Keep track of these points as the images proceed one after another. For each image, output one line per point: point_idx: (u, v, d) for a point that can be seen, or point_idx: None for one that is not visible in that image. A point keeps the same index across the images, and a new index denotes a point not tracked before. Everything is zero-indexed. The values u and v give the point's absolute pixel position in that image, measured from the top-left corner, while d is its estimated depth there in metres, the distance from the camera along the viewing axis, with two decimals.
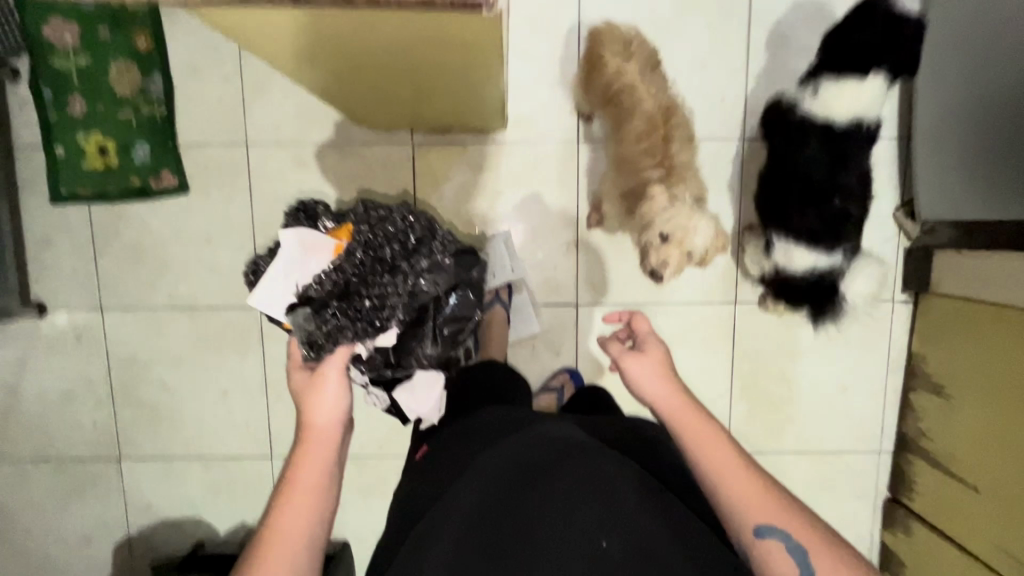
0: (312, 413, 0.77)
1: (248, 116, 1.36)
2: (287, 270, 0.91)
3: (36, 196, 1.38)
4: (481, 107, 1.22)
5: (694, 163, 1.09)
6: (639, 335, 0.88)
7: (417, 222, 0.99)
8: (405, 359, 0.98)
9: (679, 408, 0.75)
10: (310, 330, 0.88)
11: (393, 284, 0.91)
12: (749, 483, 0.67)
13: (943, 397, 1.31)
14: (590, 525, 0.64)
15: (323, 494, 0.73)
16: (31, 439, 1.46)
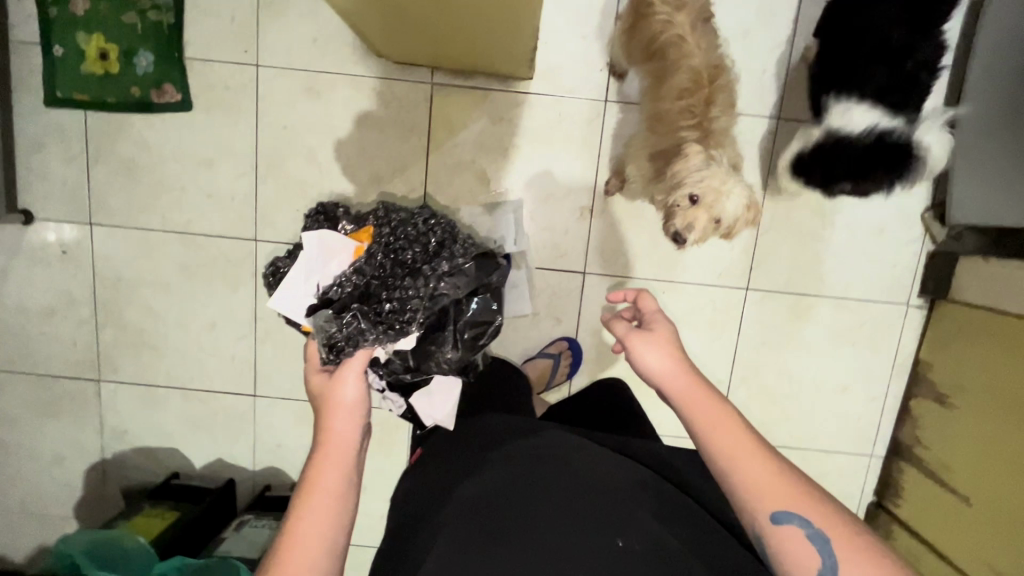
0: (332, 418, 0.72)
1: (261, 33, 1.28)
2: (307, 271, 0.83)
3: (29, 96, 1.31)
4: (508, 49, 1.15)
5: (732, 130, 1.08)
6: (646, 314, 0.75)
7: (439, 224, 0.90)
8: (426, 364, 0.89)
9: (686, 389, 0.68)
10: (330, 333, 0.79)
11: (415, 288, 0.82)
12: (767, 473, 0.61)
13: (946, 407, 1.29)
14: (604, 525, 0.65)
15: (343, 499, 0.67)
16: (8, 350, 1.41)
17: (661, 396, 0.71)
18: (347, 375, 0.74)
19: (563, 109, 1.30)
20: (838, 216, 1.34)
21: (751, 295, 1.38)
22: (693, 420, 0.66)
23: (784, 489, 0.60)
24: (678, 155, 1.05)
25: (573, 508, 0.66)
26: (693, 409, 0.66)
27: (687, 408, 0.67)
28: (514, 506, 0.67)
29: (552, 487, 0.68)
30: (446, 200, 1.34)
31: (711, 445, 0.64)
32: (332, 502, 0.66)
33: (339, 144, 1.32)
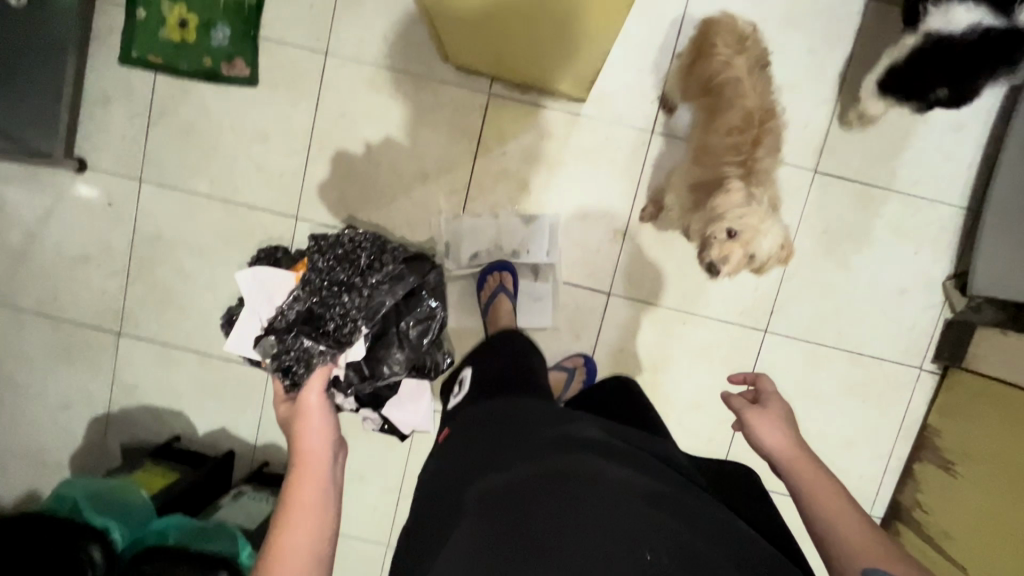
0: (302, 441, 0.86)
1: (336, 24, 1.34)
2: (254, 306, 1.20)
3: (106, 52, 1.36)
4: (569, 71, 1.19)
5: (774, 172, 1.13)
6: (763, 393, 0.88)
7: (365, 239, 1.20)
8: (379, 369, 1.17)
9: (794, 457, 0.77)
10: (282, 358, 1.12)
11: (350, 303, 1.15)
12: (858, 529, 0.66)
13: (951, 474, 1.29)
14: (628, 539, 0.57)
15: (326, 513, 0.74)
16: (37, 290, 1.43)
17: (773, 467, 0.79)
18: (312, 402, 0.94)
19: (610, 134, 1.35)
20: (862, 272, 1.38)
21: (769, 337, 1.40)
22: (795, 484, 0.74)
23: (875, 551, 0.63)
24: (720, 188, 1.09)
25: (598, 521, 0.59)
26: (803, 472, 0.74)
27: (795, 474, 0.75)
28: (535, 513, 0.60)
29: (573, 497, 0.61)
30: (486, 205, 1.39)
31: (811, 504, 0.71)
32: (316, 520, 0.72)
33: (392, 137, 1.37)
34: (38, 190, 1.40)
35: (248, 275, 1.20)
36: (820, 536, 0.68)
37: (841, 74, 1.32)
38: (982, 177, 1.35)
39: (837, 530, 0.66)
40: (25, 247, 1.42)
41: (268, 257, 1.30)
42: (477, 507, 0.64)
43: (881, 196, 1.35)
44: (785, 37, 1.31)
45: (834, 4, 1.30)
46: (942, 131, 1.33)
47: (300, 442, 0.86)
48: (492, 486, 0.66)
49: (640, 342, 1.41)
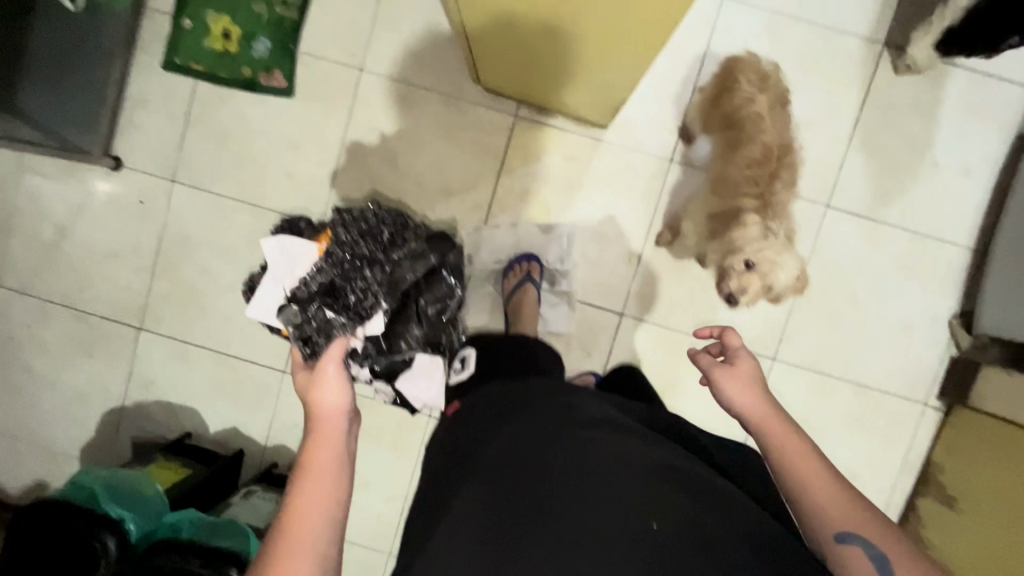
0: (317, 410, 0.71)
1: (373, 43, 1.40)
2: (275, 276, 0.98)
3: (149, 57, 1.42)
4: (594, 102, 1.26)
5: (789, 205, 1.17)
6: (729, 349, 0.81)
7: (387, 217, 1.09)
8: (398, 343, 1.08)
9: (765, 418, 0.73)
10: (301, 329, 0.91)
11: (373, 277, 0.98)
12: (837, 499, 0.64)
13: (953, 510, 1.30)
14: (635, 508, 0.62)
15: (339, 473, 0.65)
16: (64, 282, 1.46)
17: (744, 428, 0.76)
18: (329, 373, 0.74)
19: (630, 160, 1.40)
20: (870, 306, 1.41)
21: (777, 365, 1.43)
22: (768, 445, 0.71)
23: (852, 518, 0.62)
24: (736, 219, 1.13)
25: (609, 490, 0.63)
26: (774, 436, 0.71)
27: (767, 435, 0.72)
28: (548, 480, 0.65)
29: (585, 465, 0.66)
30: (506, 221, 1.43)
31: (781, 467, 0.69)
32: (333, 483, 0.64)
33: (419, 151, 1.42)
34: (73, 185, 1.44)
35: (272, 241, 0.98)
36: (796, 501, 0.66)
37: (855, 115, 1.37)
38: (990, 220, 1.39)
39: (814, 499, 0.65)
40: (56, 239, 1.46)
41: (287, 226, 1.17)
42: (491, 472, 0.69)
43: (890, 233, 1.39)
44: (803, 77, 1.36)
45: (851, 49, 1.36)
46: (951, 173, 1.38)
47: (312, 411, 0.72)
48: (506, 452, 0.71)
49: (650, 363, 1.44)
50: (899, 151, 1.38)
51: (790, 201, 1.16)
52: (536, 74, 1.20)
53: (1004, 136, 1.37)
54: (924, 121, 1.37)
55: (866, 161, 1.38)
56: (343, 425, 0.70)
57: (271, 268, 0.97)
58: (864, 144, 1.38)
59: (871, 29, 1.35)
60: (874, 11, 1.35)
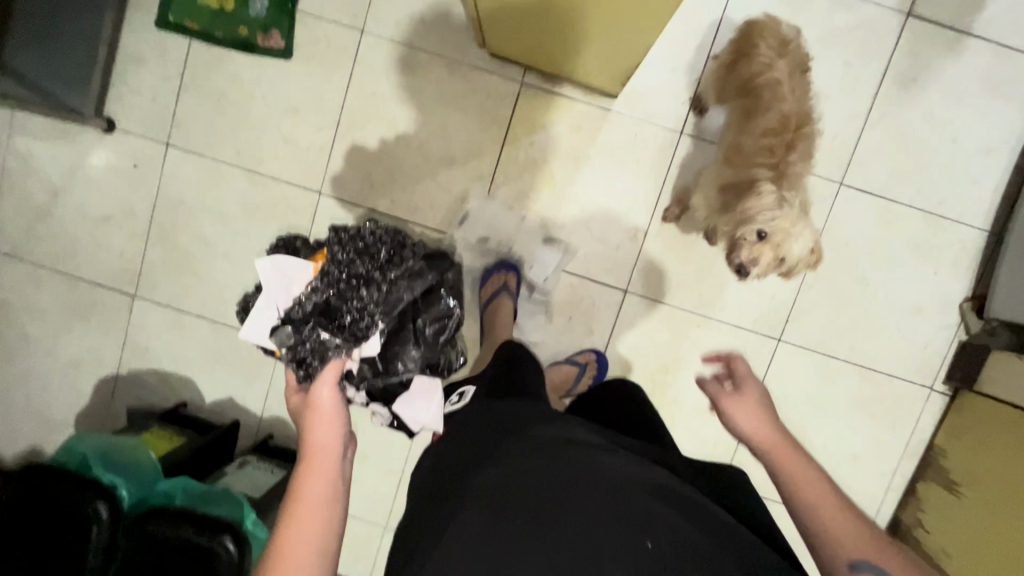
0: (311, 433, 0.70)
1: (375, 3, 1.35)
2: (266, 299, 0.85)
3: (142, 14, 1.37)
4: (602, 71, 1.22)
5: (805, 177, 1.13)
6: (737, 377, 0.88)
7: (385, 233, 0.96)
8: (394, 365, 0.95)
9: (773, 440, 0.76)
10: (295, 350, 0.83)
11: (370, 297, 0.88)
12: (844, 520, 0.63)
13: (955, 494, 1.28)
14: (630, 525, 0.60)
15: (332, 505, 0.63)
16: (57, 246, 1.43)
17: (751, 451, 0.78)
18: (324, 400, 0.74)
19: (639, 132, 1.35)
20: (880, 288, 1.38)
21: (782, 346, 1.40)
22: (767, 462, 0.74)
23: (861, 540, 0.61)
24: (750, 191, 1.10)
25: (605, 508, 0.61)
26: (776, 452, 0.74)
27: (768, 455, 0.75)
28: (540, 496, 0.62)
29: (578, 484, 0.63)
30: (511, 194, 1.39)
31: (785, 484, 0.70)
32: (322, 513, 0.62)
33: (421, 119, 1.37)
34: (65, 147, 1.40)
35: (266, 261, 0.86)
36: (803, 524, 0.65)
37: (875, 90, 1.32)
38: (1008, 202, 1.35)
39: (822, 519, 0.64)
40: (48, 202, 1.42)
41: (287, 245, 1.03)
42: (477, 487, 0.64)
43: (904, 214, 1.36)
44: (822, 48, 1.31)
45: (873, 20, 1.30)
46: (970, 153, 1.34)
47: (308, 432, 0.70)
48: (494, 468, 0.66)
49: (653, 341, 1.41)
50: (917, 128, 1.33)
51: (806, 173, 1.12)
52: (543, 40, 1.15)
53: None
54: (944, 97, 1.32)
55: (883, 139, 1.34)
56: (336, 451, 0.68)
57: (262, 292, 0.85)
58: (881, 121, 1.33)
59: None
60: None
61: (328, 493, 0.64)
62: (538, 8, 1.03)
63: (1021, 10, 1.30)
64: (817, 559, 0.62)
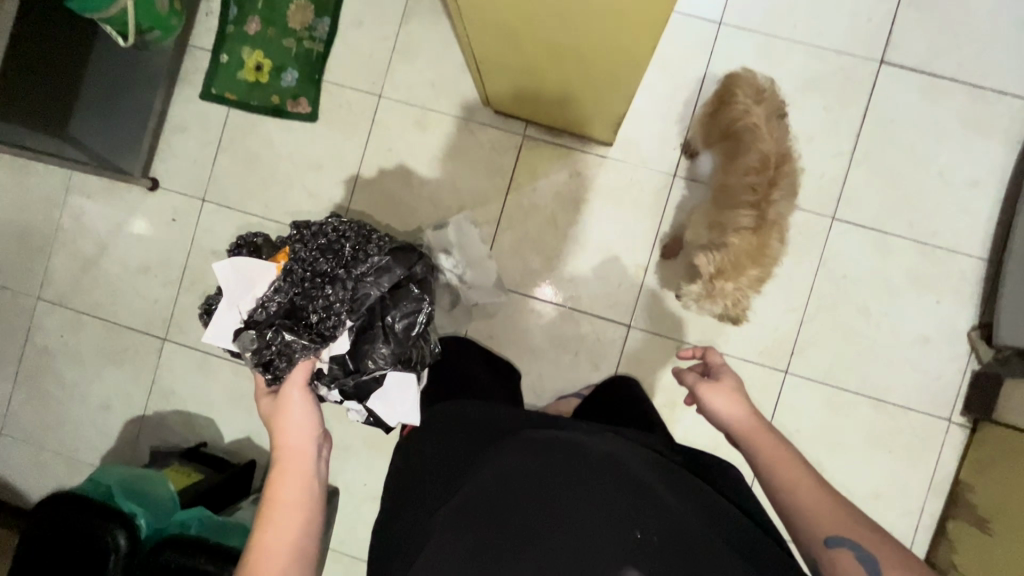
0: (283, 435, 0.82)
1: (391, 72, 1.51)
2: (230, 299, 0.98)
3: (187, 89, 1.55)
4: (594, 124, 1.34)
5: (789, 215, 1.19)
6: (713, 367, 0.89)
7: (348, 229, 1.05)
8: (364, 364, 1.01)
9: (751, 426, 0.80)
10: (261, 352, 0.93)
11: (335, 295, 0.98)
12: (820, 500, 0.68)
13: (987, 533, 1.22)
14: (620, 518, 0.61)
15: (311, 504, 0.76)
16: (98, 294, 1.55)
17: (730, 437, 0.82)
18: (293, 397, 0.87)
19: (634, 175, 1.45)
20: (883, 319, 1.39)
21: (789, 379, 1.40)
22: (758, 458, 0.76)
23: (830, 509, 0.67)
24: (731, 229, 1.15)
25: (598, 499, 0.63)
26: (757, 441, 0.78)
27: (751, 445, 0.78)
28: (535, 494, 0.64)
29: (566, 480, 0.65)
30: (516, 235, 1.47)
31: (769, 473, 0.74)
32: (300, 513, 0.74)
33: (432, 170, 1.50)
34: (113, 205, 1.55)
35: (225, 264, 0.97)
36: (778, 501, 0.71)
37: (855, 131, 1.40)
38: (1002, 231, 1.37)
39: (796, 495, 0.70)
40: (94, 254, 1.55)
41: (247, 245, 1.06)
42: (474, 487, 0.67)
43: (899, 246, 1.39)
44: (801, 95, 1.41)
45: (847, 69, 1.40)
46: (958, 186, 1.38)
47: (281, 439, 0.82)
48: (486, 465, 0.70)
49: (659, 376, 1.43)
50: (903, 165, 1.39)
51: (788, 211, 1.18)
52: (541, 102, 1.30)
53: (1010, 148, 1.38)
54: (925, 135, 1.39)
55: (870, 175, 1.40)
56: (309, 451, 0.81)
57: (224, 293, 0.97)
58: (865, 159, 1.40)
59: (865, 49, 1.40)
60: (867, 34, 1.40)
61: (305, 495, 0.76)
62: (535, 81, 1.20)
63: (988, 55, 1.38)
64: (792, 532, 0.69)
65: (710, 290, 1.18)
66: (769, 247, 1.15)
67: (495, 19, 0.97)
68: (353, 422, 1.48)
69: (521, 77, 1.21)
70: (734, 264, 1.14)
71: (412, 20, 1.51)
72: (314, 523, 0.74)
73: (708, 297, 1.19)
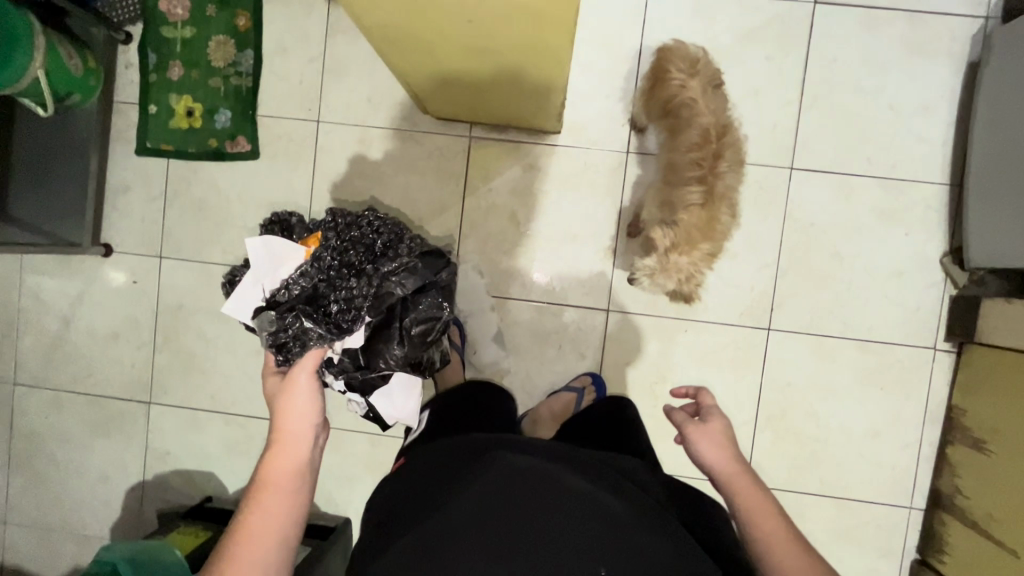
0: (282, 418, 0.86)
1: (325, 94, 1.47)
2: (255, 277, 0.98)
3: (123, 146, 1.51)
4: (534, 116, 1.32)
5: (737, 186, 1.18)
6: (704, 408, 0.94)
7: (383, 225, 1.04)
8: (375, 362, 1.01)
9: (735, 474, 0.84)
10: (277, 334, 0.95)
11: (359, 288, 0.97)
12: (796, 553, 0.74)
13: (983, 453, 1.23)
14: (588, 554, 0.63)
15: (298, 489, 0.81)
16: (74, 369, 1.53)
17: (714, 482, 0.86)
18: (301, 380, 0.89)
19: (588, 159, 1.42)
20: (856, 260, 1.39)
21: (773, 334, 1.40)
22: (739, 507, 0.80)
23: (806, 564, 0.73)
24: (681, 207, 1.14)
25: (572, 530, 0.64)
26: (740, 489, 0.82)
27: (737, 495, 0.82)
28: (512, 520, 0.65)
29: (547, 503, 0.66)
30: (480, 239, 1.45)
31: (749, 524, 0.78)
32: (286, 499, 0.79)
33: (384, 187, 1.47)
34: (70, 276, 1.52)
35: (257, 243, 0.97)
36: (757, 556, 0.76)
37: (801, 77, 1.38)
38: (959, 152, 1.37)
39: (775, 553, 0.74)
40: (62, 329, 1.53)
41: (281, 222, 1.05)
42: (449, 519, 0.67)
43: (861, 184, 1.38)
44: (739, 50, 1.38)
45: (782, 15, 1.37)
46: (911, 115, 1.37)
47: (280, 420, 0.86)
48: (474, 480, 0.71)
49: (645, 353, 1.43)
50: (852, 104, 1.38)
51: (737, 181, 1.17)
52: (477, 104, 1.28)
53: (956, 67, 1.36)
54: (870, 69, 1.37)
55: (822, 118, 1.38)
56: (308, 438, 0.85)
57: (250, 270, 0.97)
58: (815, 102, 1.38)
59: None
60: None
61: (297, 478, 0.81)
62: (463, 84, 1.18)
63: None
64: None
65: (664, 264, 1.15)
66: (720, 221, 1.14)
67: (406, 29, 0.95)
68: (352, 451, 1.47)
69: (450, 83, 1.18)
70: (686, 239, 1.13)
71: (336, 37, 1.46)
72: (301, 504, 0.80)
73: (661, 272, 1.16)
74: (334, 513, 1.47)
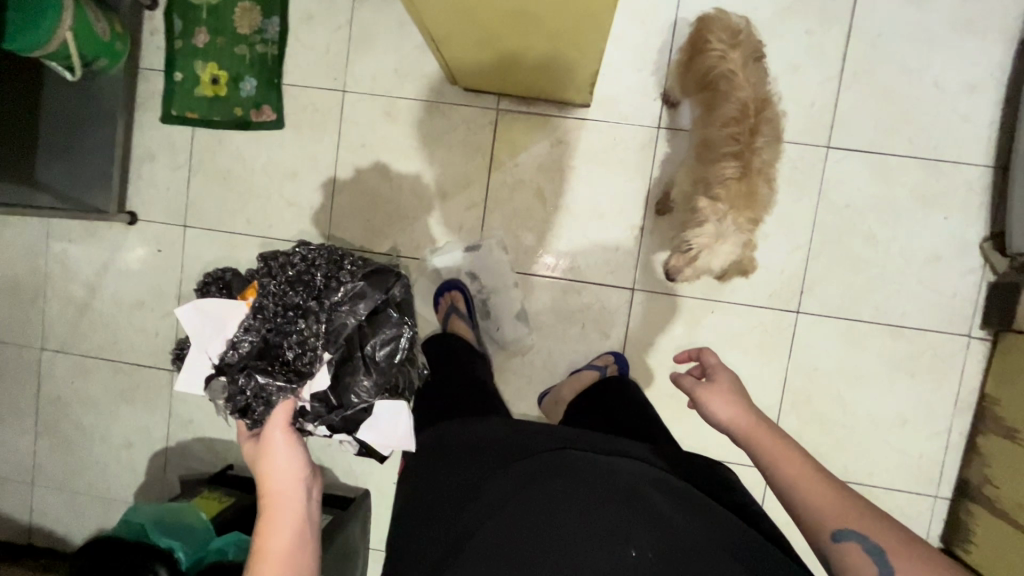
0: (268, 481, 0.81)
1: (351, 64, 1.45)
2: (200, 345, 0.89)
3: (147, 114, 1.50)
4: (564, 89, 1.29)
5: (774, 162, 1.15)
6: (709, 367, 0.91)
7: (318, 255, 0.93)
8: (348, 398, 0.91)
9: (751, 426, 0.79)
10: (235, 399, 0.86)
11: (308, 330, 0.88)
12: (825, 490, 0.67)
13: (1016, 443, 1.21)
14: (614, 536, 0.63)
15: (297, 556, 0.75)
16: (98, 336, 1.54)
17: (733, 439, 0.81)
18: (277, 438, 0.84)
19: (618, 135, 1.39)
20: (891, 244, 1.35)
21: (802, 318, 1.38)
22: (761, 455, 0.75)
23: (838, 500, 0.66)
24: (715, 183, 1.11)
25: (591, 518, 0.64)
26: (760, 441, 0.76)
27: (755, 445, 0.76)
28: (533, 523, 0.65)
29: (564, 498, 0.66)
30: (505, 215, 1.43)
31: (774, 470, 0.72)
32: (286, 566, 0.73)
33: (409, 160, 1.45)
34: (96, 243, 1.53)
35: (190, 308, 0.88)
36: (787, 499, 0.69)
37: (842, 52, 1.33)
38: (1005, 133, 1.32)
39: (804, 493, 0.68)
40: (87, 296, 1.54)
41: (215, 279, 0.95)
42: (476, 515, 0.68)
43: (900, 164, 1.34)
44: (779, 23, 1.33)
45: None
46: (956, 94, 1.32)
47: (265, 483, 0.81)
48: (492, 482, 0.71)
49: (670, 334, 1.41)
50: (895, 82, 1.33)
51: (774, 156, 1.13)
52: (506, 75, 1.26)
53: (1007, 44, 1.30)
54: (915, 46, 1.32)
55: (862, 97, 1.34)
56: (299, 501, 0.80)
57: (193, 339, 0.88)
58: (855, 80, 1.33)
59: None
60: None
61: (294, 545, 0.76)
62: (496, 56, 1.16)
63: None
64: (804, 529, 0.67)
65: (721, 231, 1.10)
66: (756, 199, 1.11)
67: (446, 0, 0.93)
68: None
69: (483, 53, 1.16)
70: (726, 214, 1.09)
71: (364, 5, 1.44)
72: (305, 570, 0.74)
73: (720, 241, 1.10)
74: (354, 485, 1.49)
